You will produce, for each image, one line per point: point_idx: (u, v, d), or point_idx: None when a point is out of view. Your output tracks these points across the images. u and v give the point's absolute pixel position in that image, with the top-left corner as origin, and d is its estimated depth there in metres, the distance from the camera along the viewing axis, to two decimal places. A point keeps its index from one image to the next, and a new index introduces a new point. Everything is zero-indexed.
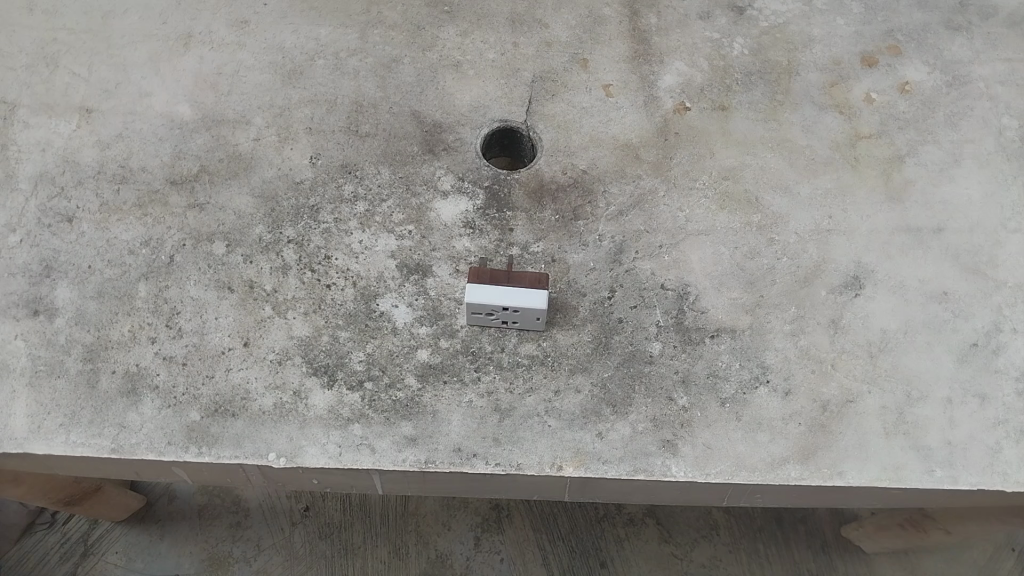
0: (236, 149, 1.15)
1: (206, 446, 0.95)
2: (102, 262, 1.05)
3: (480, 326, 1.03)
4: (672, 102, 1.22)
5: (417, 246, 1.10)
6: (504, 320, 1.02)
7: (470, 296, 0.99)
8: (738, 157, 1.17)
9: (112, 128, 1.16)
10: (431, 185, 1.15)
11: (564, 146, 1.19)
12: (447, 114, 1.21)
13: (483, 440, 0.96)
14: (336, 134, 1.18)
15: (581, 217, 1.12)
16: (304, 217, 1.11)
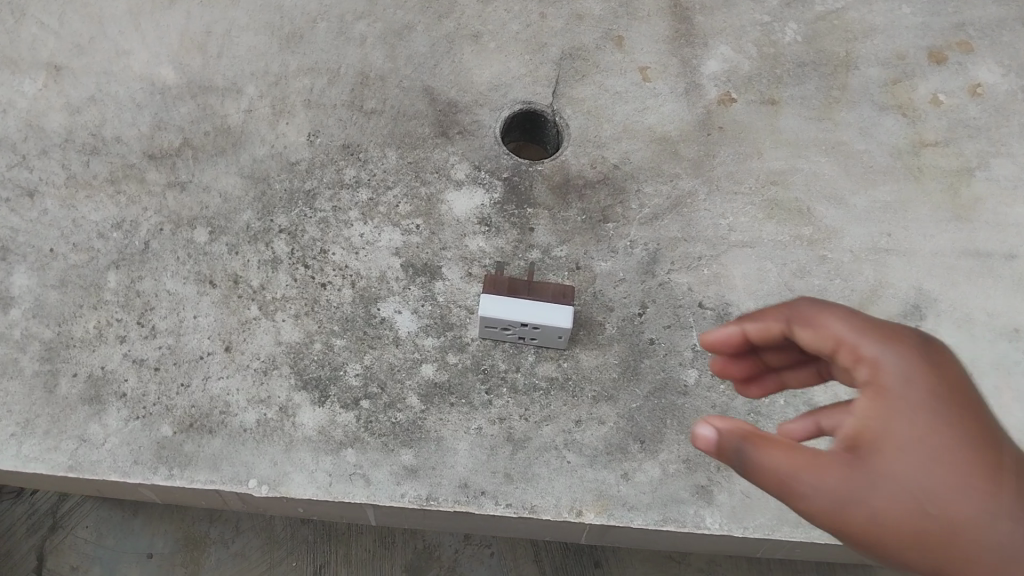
0: (225, 121, 1.04)
1: (178, 468, 0.86)
2: (66, 246, 0.97)
3: (493, 338, 0.93)
4: (716, 91, 1.10)
5: (425, 244, 0.98)
6: (521, 337, 0.92)
7: (483, 308, 0.88)
8: (787, 159, 1.06)
9: (83, 89, 1.05)
10: (443, 173, 1.03)
11: (593, 136, 1.07)
12: (463, 92, 1.08)
13: (493, 475, 0.87)
14: (337, 109, 1.05)
15: (611, 219, 1.01)
16: (298, 204, 0.99)
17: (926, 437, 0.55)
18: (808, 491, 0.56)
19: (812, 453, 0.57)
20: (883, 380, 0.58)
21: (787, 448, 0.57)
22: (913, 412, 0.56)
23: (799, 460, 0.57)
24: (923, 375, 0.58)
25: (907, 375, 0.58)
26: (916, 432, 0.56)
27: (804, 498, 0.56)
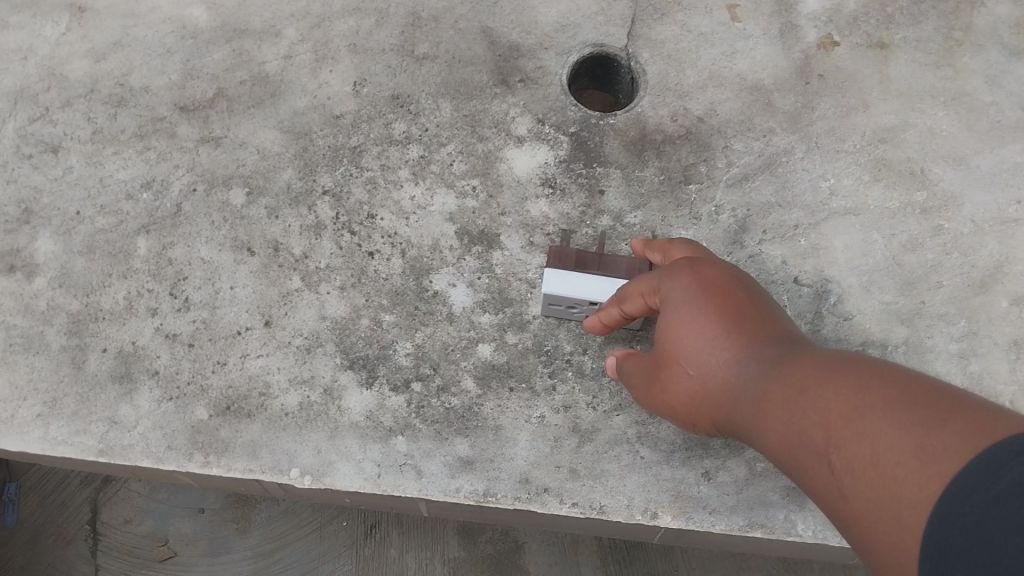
0: (262, 69, 0.93)
1: (213, 456, 0.79)
2: (92, 208, 0.87)
3: (558, 315, 0.82)
4: (816, 34, 0.96)
5: (482, 208, 0.87)
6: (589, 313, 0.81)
7: (547, 280, 0.77)
8: (899, 112, 0.92)
9: (110, 32, 0.94)
10: (503, 127, 0.91)
11: (674, 84, 0.93)
12: (526, 34, 0.95)
13: (557, 471, 0.78)
14: (386, 55, 0.94)
15: (692, 181, 0.89)
16: (343, 161, 0.89)
17: (711, 351, 0.61)
18: (652, 400, 0.68)
19: (659, 376, 0.66)
20: (670, 334, 0.64)
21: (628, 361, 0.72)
22: (686, 331, 0.63)
23: (651, 386, 0.67)
24: (700, 294, 0.63)
25: (675, 301, 0.64)
26: (722, 345, 0.60)
27: (655, 408, 0.68)
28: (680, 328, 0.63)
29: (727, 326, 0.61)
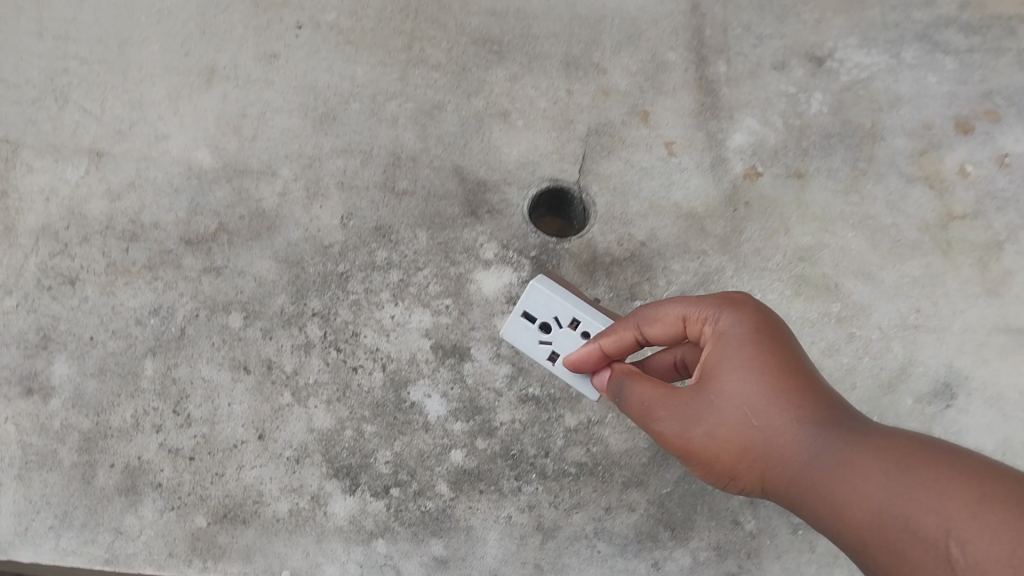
0: (259, 205, 1.04)
1: (211, 560, 0.90)
2: (105, 333, 0.97)
3: (517, 335, 0.87)
4: (742, 166, 1.10)
5: (454, 324, 0.99)
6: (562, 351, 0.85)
7: (543, 283, 0.85)
8: (815, 234, 1.06)
9: (125, 174, 1.06)
10: (473, 253, 1.03)
11: (620, 213, 1.07)
12: (492, 170, 1.08)
13: (522, 566, 0.91)
14: (370, 190, 1.06)
15: (638, 298, 1.02)
16: (331, 286, 1.00)
17: (769, 396, 0.65)
18: (672, 430, 0.68)
19: (694, 409, 0.67)
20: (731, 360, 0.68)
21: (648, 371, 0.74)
22: (746, 374, 0.66)
23: (678, 419, 0.68)
24: (765, 342, 0.68)
25: (731, 340, 0.69)
26: (781, 393, 0.65)
27: (673, 441, 0.69)
28: (741, 369, 0.66)
29: (785, 376, 0.66)
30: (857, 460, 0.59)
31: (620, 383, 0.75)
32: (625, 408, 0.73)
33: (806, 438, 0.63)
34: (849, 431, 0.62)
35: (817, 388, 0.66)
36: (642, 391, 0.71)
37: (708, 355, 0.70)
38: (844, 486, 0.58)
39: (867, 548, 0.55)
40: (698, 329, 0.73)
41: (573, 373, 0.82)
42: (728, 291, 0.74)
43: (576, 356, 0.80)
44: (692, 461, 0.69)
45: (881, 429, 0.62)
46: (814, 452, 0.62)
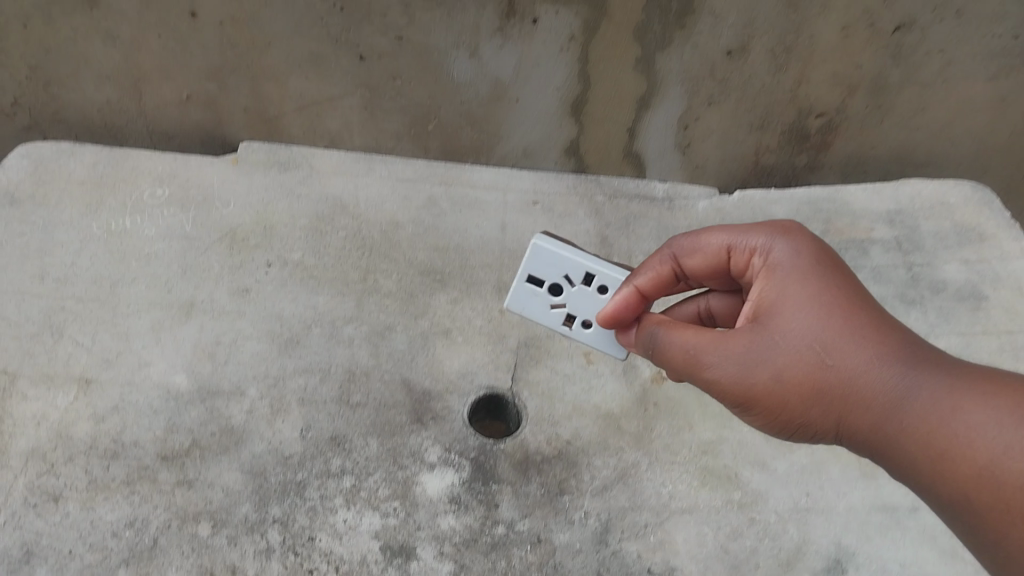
0: (229, 422, 1.18)
1: None
2: (82, 546, 1.06)
3: (531, 304, 1.06)
4: (649, 371, 1.29)
5: (401, 525, 1.11)
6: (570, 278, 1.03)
7: (547, 245, 1.02)
8: (715, 430, 1.23)
9: (109, 399, 1.19)
10: (418, 456, 1.17)
11: (547, 415, 1.23)
12: (435, 382, 1.25)
13: None
14: (327, 404, 1.21)
15: (565, 491, 1.15)
16: (290, 493, 1.12)
17: (832, 330, 0.85)
18: (741, 376, 0.87)
19: (761, 348, 0.86)
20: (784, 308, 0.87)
21: (694, 334, 0.91)
22: (802, 318, 0.86)
23: (735, 365, 0.87)
24: (816, 282, 0.88)
25: (786, 270, 0.90)
26: (841, 329, 0.85)
27: (739, 381, 0.87)
28: (803, 307, 0.86)
29: (841, 308, 0.86)
30: (914, 396, 0.81)
31: (670, 336, 0.93)
32: (669, 354, 0.93)
33: (866, 370, 0.83)
34: (896, 360, 0.83)
35: (867, 309, 0.87)
36: (686, 344, 0.91)
37: (767, 296, 0.90)
38: (908, 412, 0.81)
39: (933, 460, 0.79)
40: (741, 256, 0.95)
41: (606, 324, 1.00)
42: (764, 223, 0.95)
43: (615, 305, 0.98)
44: (746, 401, 0.88)
45: (919, 353, 0.83)
46: (872, 377, 0.83)
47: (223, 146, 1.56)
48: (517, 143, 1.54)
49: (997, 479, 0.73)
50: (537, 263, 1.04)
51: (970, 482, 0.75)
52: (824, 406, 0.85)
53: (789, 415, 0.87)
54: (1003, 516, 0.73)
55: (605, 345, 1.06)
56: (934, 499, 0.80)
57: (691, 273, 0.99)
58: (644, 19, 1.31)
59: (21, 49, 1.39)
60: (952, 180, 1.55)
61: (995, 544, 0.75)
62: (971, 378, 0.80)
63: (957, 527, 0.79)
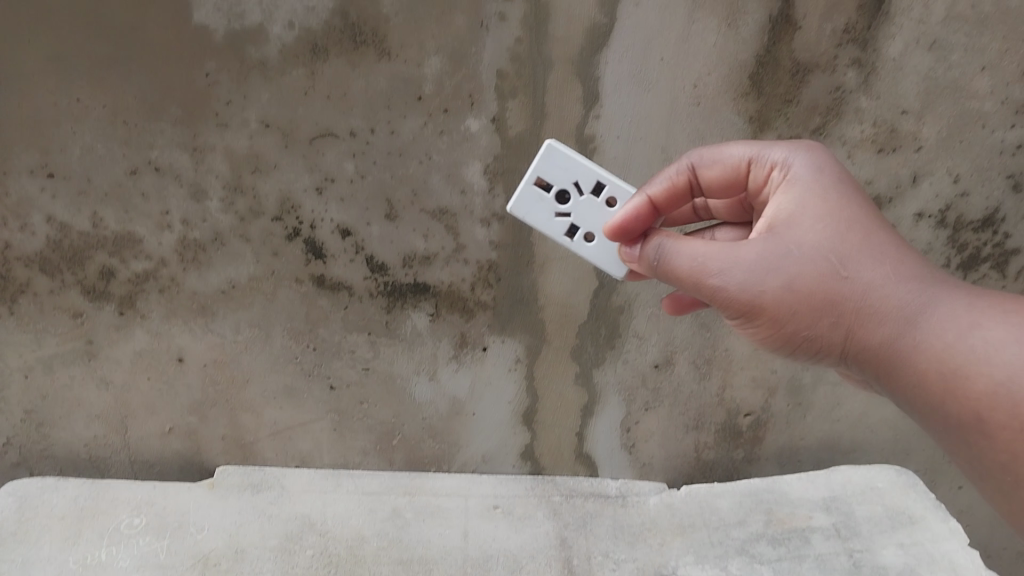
0: None
1: None
2: None
3: (536, 211, 1.02)
4: None
5: None
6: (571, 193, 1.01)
7: (562, 147, 1.00)
8: None
9: None
10: None
11: None
12: None
13: None
14: None
15: None
16: None
17: (845, 244, 0.88)
18: (749, 286, 0.88)
19: (778, 262, 0.88)
20: (800, 237, 0.89)
21: (705, 250, 0.90)
22: (816, 233, 0.89)
23: (747, 278, 0.88)
24: (832, 196, 0.92)
25: (802, 176, 0.94)
26: (853, 242, 0.89)
27: (749, 291, 0.88)
28: (816, 219, 0.90)
29: (849, 223, 0.90)
30: (927, 312, 0.85)
31: (677, 247, 0.92)
32: (677, 268, 0.91)
33: (880, 285, 0.87)
34: (908, 282, 0.87)
35: (873, 221, 0.91)
36: (695, 254, 0.90)
37: (786, 207, 0.92)
38: (923, 329, 0.85)
39: (940, 385, 0.83)
40: (761, 169, 0.98)
41: (613, 237, 0.98)
42: (781, 141, 0.99)
43: (626, 216, 0.97)
44: (751, 310, 0.89)
45: (927, 275, 0.88)
46: (889, 294, 0.87)
47: (200, 471, 1.60)
48: (475, 451, 1.60)
49: (1006, 410, 0.78)
50: (547, 166, 1.00)
51: (981, 409, 0.80)
52: (834, 319, 0.88)
53: (796, 323, 0.89)
54: (1016, 441, 0.77)
55: (603, 262, 1.04)
56: (936, 420, 0.85)
57: (706, 183, 1.02)
58: (579, 343, 1.49)
59: (20, 396, 1.51)
60: (875, 464, 1.57)
61: (995, 462, 0.80)
62: (987, 301, 0.85)
63: (955, 449, 0.85)
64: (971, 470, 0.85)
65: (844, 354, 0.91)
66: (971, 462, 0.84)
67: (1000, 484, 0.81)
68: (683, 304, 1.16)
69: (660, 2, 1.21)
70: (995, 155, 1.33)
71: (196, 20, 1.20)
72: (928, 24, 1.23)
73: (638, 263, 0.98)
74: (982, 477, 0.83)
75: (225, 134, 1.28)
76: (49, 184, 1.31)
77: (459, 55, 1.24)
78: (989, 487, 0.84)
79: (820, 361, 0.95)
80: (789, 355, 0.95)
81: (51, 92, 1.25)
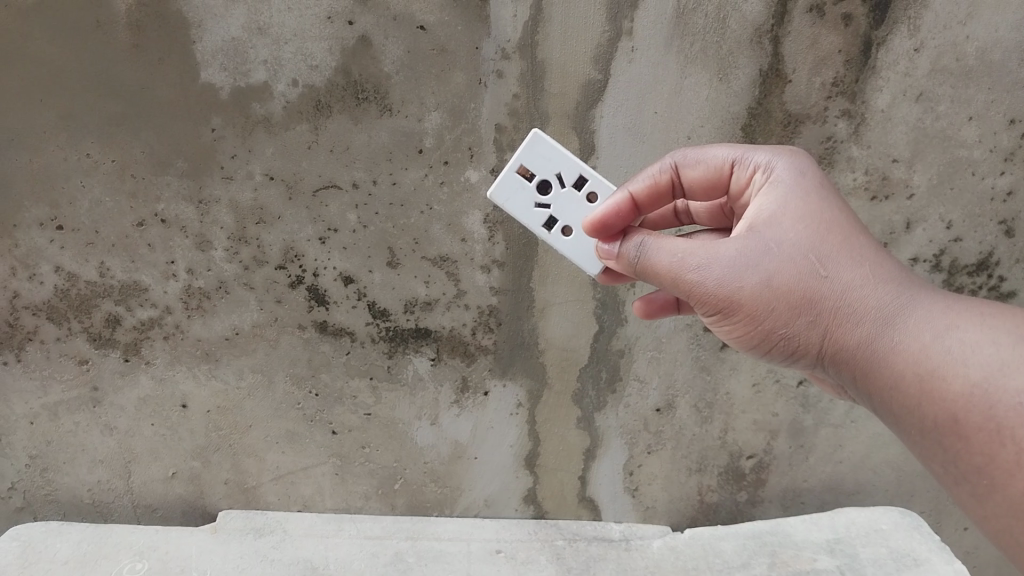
0: None
1: None
2: None
3: (516, 198, 0.99)
4: None
5: None
6: (560, 187, 0.99)
7: (548, 138, 0.98)
8: None
9: None
10: None
11: None
12: None
13: None
14: None
15: None
16: None
17: (823, 245, 0.87)
18: (727, 281, 0.86)
19: (756, 259, 0.87)
20: (779, 234, 0.88)
21: (686, 245, 0.89)
22: (794, 230, 0.88)
23: (725, 274, 0.87)
24: (813, 198, 0.90)
25: (785, 174, 0.93)
26: (832, 244, 0.87)
27: (726, 285, 0.87)
28: (794, 219, 0.88)
29: (829, 224, 0.88)
30: (906, 313, 0.83)
31: (659, 244, 0.91)
32: (657, 262, 0.90)
33: (857, 286, 0.85)
34: (886, 284, 0.86)
35: (853, 224, 0.90)
36: (675, 248, 0.89)
37: (766, 207, 0.91)
38: (901, 329, 0.83)
39: (915, 385, 0.80)
40: (743, 172, 0.97)
41: (591, 233, 0.96)
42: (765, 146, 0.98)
43: (606, 210, 0.95)
44: (728, 306, 0.88)
45: (906, 280, 0.87)
46: (867, 295, 0.85)
47: (203, 516, 1.55)
48: (477, 495, 1.57)
49: (981, 411, 0.75)
50: (531, 155, 0.98)
51: (956, 410, 0.77)
52: (812, 318, 0.86)
53: (771, 321, 0.87)
54: (992, 442, 0.74)
55: (579, 257, 1.01)
56: (909, 424, 0.82)
57: (688, 184, 1.01)
58: (580, 386, 1.50)
59: (25, 441, 1.50)
60: (879, 506, 1.49)
61: (968, 467, 0.77)
62: (966, 305, 0.83)
63: (929, 453, 0.81)
64: (946, 478, 0.81)
65: (819, 356, 0.88)
66: (945, 467, 0.80)
67: (974, 493, 0.78)
68: (656, 308, 1.16)
69: (652, 59, 1.29)
70: (986, 202, 1.35)
71: (202, 79, 1.28)
72: (913, 78, 1.29)
73: (615, 261, 0.96)
74: (954, 485, 0.80)
75: (231, 186, 1.33)
76: (57, 236, 1.36)
77: (459, 110, 1.30)
78: (962, 497, 0.80)
79: (795, 362, 0.92)
80: (764, 355, 0.93)
81: (62, 148, 1.31)
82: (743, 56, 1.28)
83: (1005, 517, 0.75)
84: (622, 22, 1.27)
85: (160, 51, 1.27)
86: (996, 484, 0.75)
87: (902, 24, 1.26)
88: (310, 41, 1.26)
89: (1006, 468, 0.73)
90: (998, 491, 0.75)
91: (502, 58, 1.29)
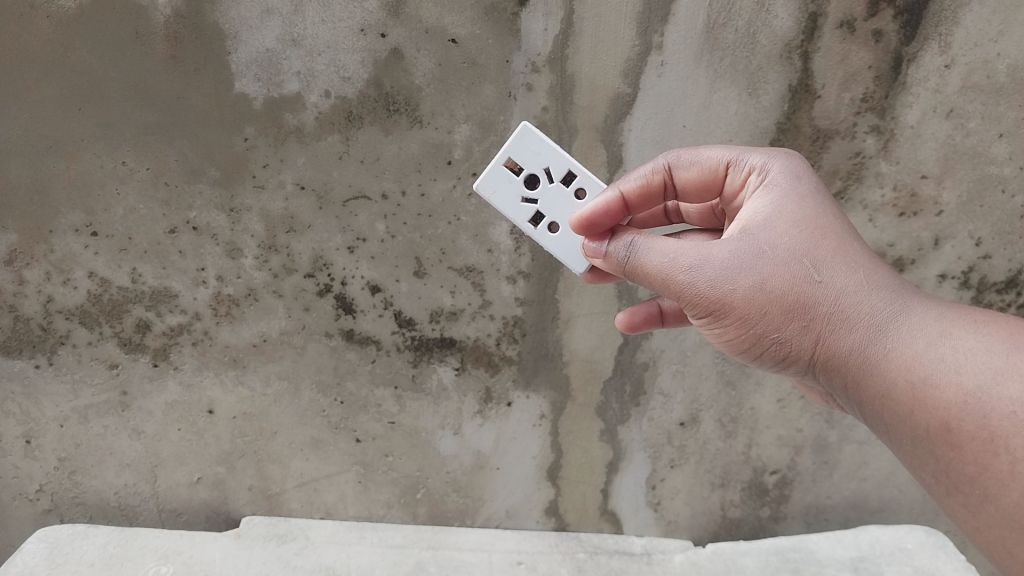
0: None
1: None
2: None
3: (504, 191, 1.00)
4: None
5: None
6: (552, 180, 1.00)
7: (537, 132, 0.99)
8: None
9: None
10: None
11: None
12: None
13: None
14: None
15: None
16: None
17: (816, 251, 0.88)
18: (719, 283, 0.87)
19: (751, 262, 0.87)
20: (773, 237, 0.89)
21: (678, 245, 0.90)
22: (788, 236, 0.89)
23: (718, 276, 0.87)
24: (807, 203, 0.92)
25: (779, 178, 0.95)
26: (826, 250, 0.89)
27: (719, 288, 0.87)
28: (787, 224, 0.90)
29: (822, 230, 0.90)
30: (899, 322, 0.85)
31: (651, 245, 0.91)
32: (648, 261, 0.91)
33: (850, 293, 0.87)
34: (880, 291, 0.87)
35: (845, 231, 0.91)
36: (667, 248, 0.90)
37: (759, 211, 0.92)
38: (894, 337, 0.84)
39: (908, 393, 0.82)
40: (738, 173, 0.98)
41: (578, 231, 0.97)
42: (761, 149, 1.00)
43: (595, 208, 0.96)
44: (720, 308, 0.88)
45: (897, 287, 0.88)
46: (861, 301, 0.86)
47: (226, 522, 1.56)
48: (498, 505, 1.57)
49: (975, 420, 0.77)
50: (522, 149, 1.00)
51: (948, 418, 0.78)
52: (804, 323, 0.87)
53: (763, 326, 0.88)
54: (986, 452, 0.76)
55: (564, 254, 1.03)
56: (901, 433, 0.83)
57: (680, 184, 1.02)
58: (604, 399, 1.51)
59: (54, 443, 1.52)
60: (904, 525, 1.47)
61: (961, 477, 0.78)
62: (958, 315, 0.85)
63: (920, 462, 0.82)
64: (937, 487, 0.82)
65: (810, 363, 0.89)
66: (937, 477, 0.81)
67: (967, 504, 0.79)
68: (639, 321, 1.17)
69: (682, 73, 1.30)
70: (1016, 219, 1.34)
71: (237, 89, 1.30)
72: (945, 94, 1.29)
73: (603, 260, 0.96)
74: (947, 495, 0.81)
75: (262, 195, 1.36)
76: (92, 241, 1.38)
77: (488, 122, 1.32)
78: (953, 506, 0.81)
79: (785, 368, 0.93)
80: (754, 359, 0.94)
81: (99, 155, 1.34)
82: (773, 71, 1.29)
83: (995, 527, 0.77)
84: (652, 37, 1.28)
85: (196, 62, 1.29)
86: (991, 494, 0.76)
87: (932, 40, 1.26)
88: (343, 54, 1.28)
89: (999, 478, 0.75)
90: (992, 501, 0.76)
91: (531, 71, 1.30)
